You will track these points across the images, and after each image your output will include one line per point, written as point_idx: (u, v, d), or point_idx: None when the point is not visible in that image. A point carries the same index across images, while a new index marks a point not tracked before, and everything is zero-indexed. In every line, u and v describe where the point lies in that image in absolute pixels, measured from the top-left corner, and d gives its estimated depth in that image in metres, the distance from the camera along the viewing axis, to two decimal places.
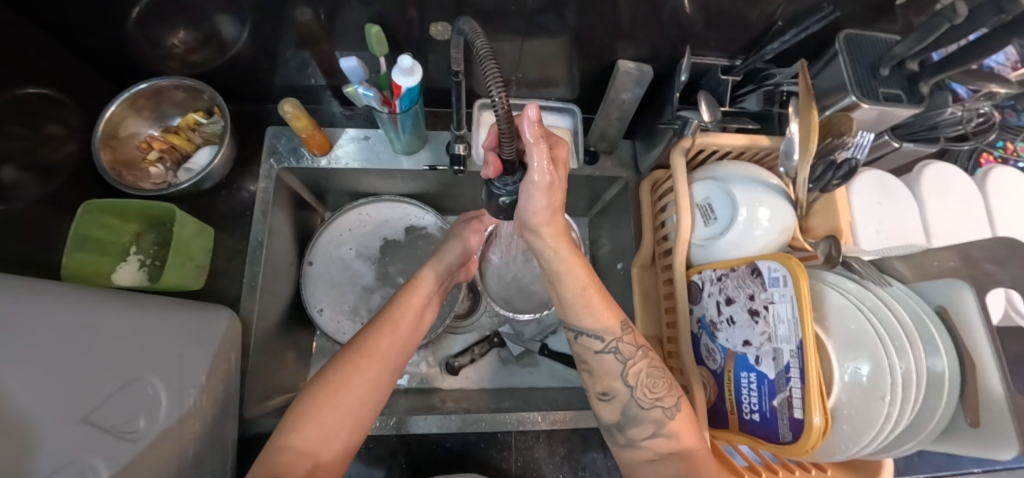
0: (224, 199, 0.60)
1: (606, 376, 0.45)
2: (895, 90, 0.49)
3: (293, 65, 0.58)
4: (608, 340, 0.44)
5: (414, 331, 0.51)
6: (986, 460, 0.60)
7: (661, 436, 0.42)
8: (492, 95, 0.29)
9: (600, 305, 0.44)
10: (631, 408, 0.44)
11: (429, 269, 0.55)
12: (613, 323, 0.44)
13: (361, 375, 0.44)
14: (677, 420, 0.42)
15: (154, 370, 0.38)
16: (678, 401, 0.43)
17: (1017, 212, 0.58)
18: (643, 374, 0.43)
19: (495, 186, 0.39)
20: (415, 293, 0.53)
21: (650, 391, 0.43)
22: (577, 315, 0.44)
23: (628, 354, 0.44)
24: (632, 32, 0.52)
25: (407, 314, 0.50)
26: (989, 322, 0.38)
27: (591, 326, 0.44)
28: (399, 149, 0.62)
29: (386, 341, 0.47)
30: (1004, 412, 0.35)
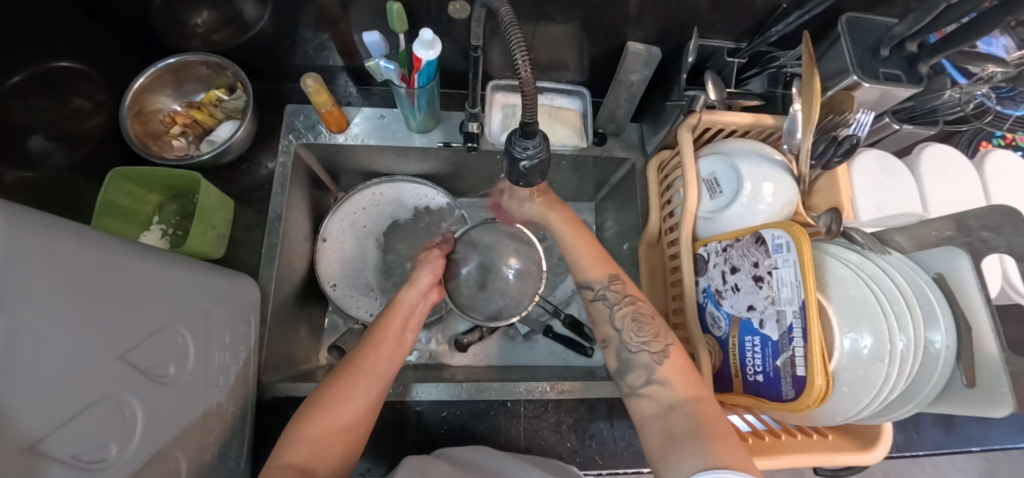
0: (243, 174, 0.62)
1: (602, 323, 0.50)
2: (895, 71, 0.51)
3: (312, 46, 0.60)
4: (597, 287, 0.51)
5: (398, 352, 0.48)
6: (984, 439, 0.62)
7: (655, 383, 0.44)
8: (518, 65, 0.31)
9: (592, 255, 0.53)
10: (624, 352, 0.47)
11: (406, 291, 0.51)
12: (606, 272, 0.52)
13: (352, 395, 0.43)
14: (668, 366, 0.44)
15: (180, 325, 0.40)
16: (667, 346, 0.45)
17: (1014, 193, 0.60)
18: (630, 316, 0.48)
19: (515, 150, 0.39)
20: (394, 317, 0.49)
21: (637, 335, 0.47)
22: (579, 269, 0.54)
23: (616, 300, 0.50)
24: (640, 16, 0.54)
25: (390, 335, 0.48)
26: (983, 286, 0.40)
27: (589, 276, 0.52)
28: (414, 127, 0.64)
29: (373, 361, 0.46)
30: (999, 369, 0.37)
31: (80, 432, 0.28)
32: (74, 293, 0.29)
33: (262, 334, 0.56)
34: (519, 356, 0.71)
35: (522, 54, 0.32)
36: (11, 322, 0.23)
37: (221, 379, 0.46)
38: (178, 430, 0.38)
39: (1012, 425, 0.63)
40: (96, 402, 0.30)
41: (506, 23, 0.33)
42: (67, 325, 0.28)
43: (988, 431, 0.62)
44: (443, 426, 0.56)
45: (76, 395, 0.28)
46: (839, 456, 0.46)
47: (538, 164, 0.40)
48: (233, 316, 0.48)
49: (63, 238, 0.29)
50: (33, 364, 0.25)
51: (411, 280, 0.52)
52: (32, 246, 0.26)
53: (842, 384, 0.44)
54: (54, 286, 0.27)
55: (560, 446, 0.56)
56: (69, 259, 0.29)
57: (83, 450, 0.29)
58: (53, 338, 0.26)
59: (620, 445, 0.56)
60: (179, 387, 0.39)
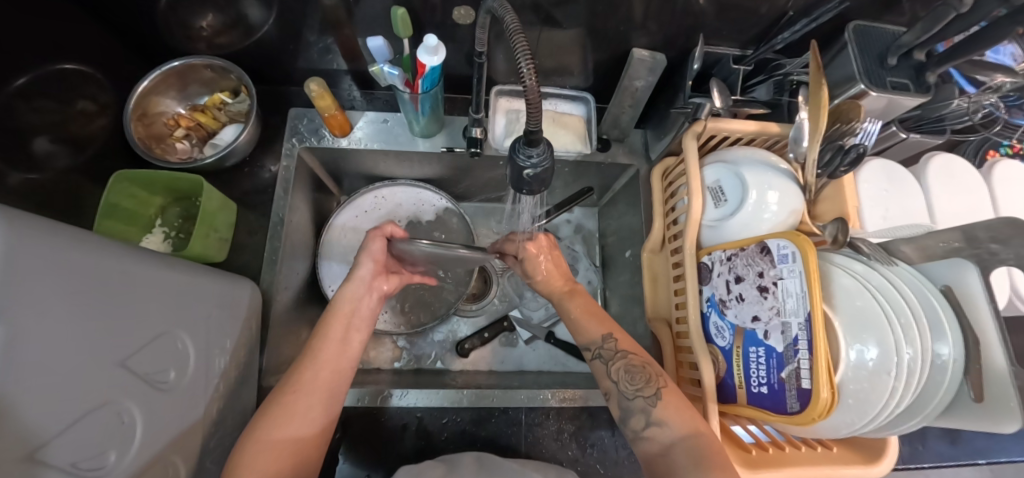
0: (247, 177, 0.62)
1: (601, 385, 0.48)
2: (903, 80, 0.51)
3: (316, 50, 0.60)
4: (592, 347, 0.50)
5: (343, 357, 0.47)
6: (990, 451, 0.61)
7: (654, 425, 0.44)
8: (522, 70, 0.32)
9: (588, 312, 0.52)
10: (622, 404, 0.46)
11: (347, 287, 0.49)
12: (602, 329, 0.50)
13: (296, 406, 0.42)
14: (665, 407, 0.44)
15: (181, 328, 0.40)
16: (662, 389, 0.45)
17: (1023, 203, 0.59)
18: (626, 372, 0.47)
19: (519, 157, 0.39)
20: (337, 320, 0.47)
21: (632, 383, 0.46)
22: (576, 331, 0.52)
23: (610, 356, 0.48)
24: (646, 22, 0.53)
25: (334, 338, 0.47)
26: (991, 297, 0.39)
27: (584, 334, 0.51)
28: (417, 132, 0.64)
29: (313, 373, 0.44)
30: (1008, 384, 0.36)
31: (78, 439, 0.28)
32: (74, 298, 0.28)
33: (263, 338, 0.56)
34: (522, 360, 0.70)
35: (527, 61, 0.32)
36: (10, 328, 0.23)
37: (221, 384, 0.46)
38: (177, 436, 0.38)
39: (1018, 438, 0.62)
40: (96, 406, 0.30)
41: (511, 30, 0.33)
42: (66, 331, 0.28)
43: (993, 444, 0.61)
44: (443, 433, 0.55)
45: (76, 401, 0.28)
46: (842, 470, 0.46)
47: (542, 172, 0.40)
48: (231, 321, 0.48)
49: (63, 244, 0.29)
50: (35, 369, 0.25)
51: (352, 276, 0.50)
52: (33, 252, 0.26)
53: (848, 396, 0.43)
54: (52, 291, 0.27)
55: (560, 454, 0.55)
56: (69, 264, 0.29)
57: (81, 458, 0.28)
58: (51, 344, 0.26)
59: (622, 454, 0.56)
60: (179, 392, 0.39)
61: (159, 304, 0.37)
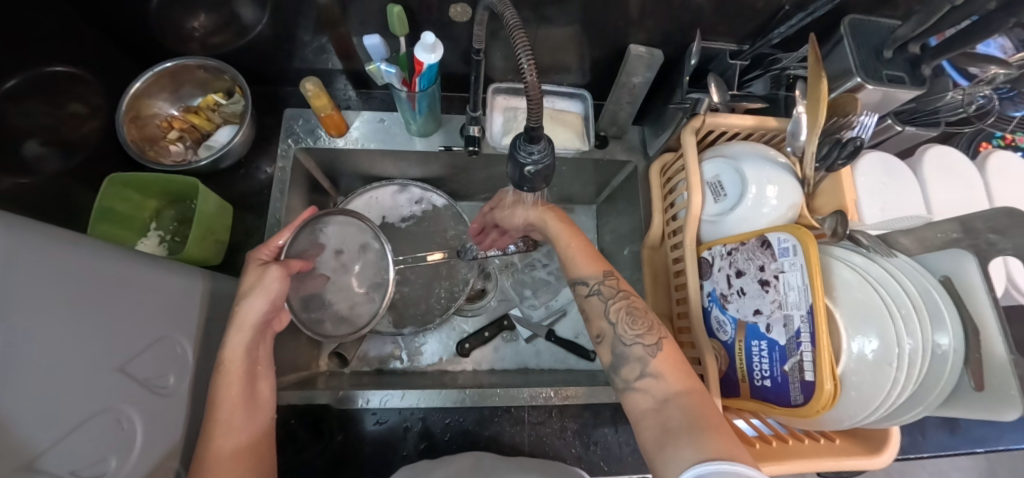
0: (242, 179, 0.62)
1: (597, 320, 0.50)
2: (898, 73, 0.51)
3: (311, 50, 0.59)
4: (592, 283, 0.51)
5: (258, 411, 0.40)
6: (989, 440, 0.62)
7: (649, 376, 0.43)
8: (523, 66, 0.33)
9: (589, 255, 0.54)
10: (618, 344, 0.47)
11: (234, 341, 0.40)
12: (602, 268, 0.52)
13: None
14: (661, 359, 0.44)
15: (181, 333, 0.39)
16: (659, 337, 0.46)
17: (1019, 194, 0.59)
18: (626, 309, 0.48)
19: (520, 154, 0.41)
20: (231, 381, 0.39)
21: (631, 328, 0.47)
22: (573, 268, 0.54)
23: (610, 295, 0.50)
24: (643, 19, 0.53)
25: (237, 399, 0.38)
26: (991, 287, 0.40)
27: (582, 273, 0.53)
28: (415, 131, 0.63)
29: (238, 431, 0.37)
30: (1008, 373, 0.37)
31: (75, 447, 0.27)
32: (70, 303, 0.28)
33: None
34: (523, 358, 0.69)
35: (528, 58, 0.33)
36: (4, 332, 0.23)
37: None
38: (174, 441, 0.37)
39: (1016, 426, 0.62)
40: (94, 413, 0.29)
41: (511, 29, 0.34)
42: (63, 335, 0.27)
43: (991, 432, 0.62)
44: (446, 433, 0.54)
45: (74, 409, 0.28)
46: (846, 461, 0.45)
47: (542, 169, 0.41)
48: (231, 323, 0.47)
49: (58, 248, 0.28)
50: (31, 375, 0.24)
51: (235, 325, 0.40)
52: (26, 257, 0.25)
53: (850, 388, 0.44)
54: (47, 295, 0.26)
55: (563, 454, 0.55)
56: (64, 269, 0.28)
57: (79, 466, 0.28)
58: (49, 350, 0.26)
59: (626, 451, 0.55)
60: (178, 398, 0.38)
61: (158, 310, 0.37)
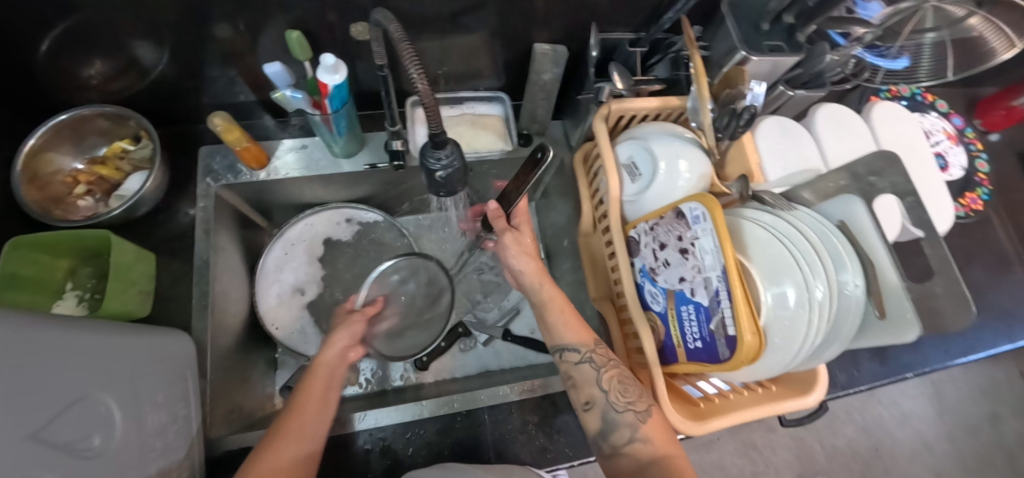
0: (163, 224, 0.59)
1: (587, 388, 0.48)
2: (777, 42, 0.55)
3: (220, 84, 0.58)
4: (583, 351, 0.48)
5: (325, 410, 0.44)
6: (917, 366, 0.67)
7: (638, 441, 0.44)
8: (414, 80, 0.34)
9: (576, 320, 0.50)
10: (609, 412, 0.46)
11: (327, 350, 0.49)
12: (587, 335, 0.49)
13: (281, 457, 0.39)
14: (650, 425, 0.45)
15: (105, 388, 0.37)
16: (651, 404, 0.46)
17: (902, 139, 0.65)
18: (617, 379, 0.47)
19: (429, 162, 0.42)
20: (314, 385, 0.45)
21: (622, 395, 0.46)
22: (558, 332, 0.50)
23: (601, 363, 0.48)
24: (544, 19, 0.56)
25: (313, 398, 0.44)
26: (878, 224, 0.44)
27: (570, 340, 0.49)
28: (339, 153, 0.62)
29: (300, 425, 0.42)
30: (903, 298, 0.41)
31: None
32: None
33: (204, 389, 0.52)
34: (483, 362, 0.70)
35: (417, 70, 0.35)
36: None
37: (160, 440, 0.42)
38: None
39: (936, 348, 0.68)
40: None
41: (398, 44, 0.36)
42: None
43: (916, 357, 0.67)
44: (409, 447, 0.54)
45: None
46: (781, 404, 0.48)
47: (453, 172, 0.42)
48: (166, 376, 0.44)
49: None
50: None
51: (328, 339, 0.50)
52: None
53: (774, 336, 0.47)
54: None
55: (528, 447, 0.55)
56: None
57: None
58: None
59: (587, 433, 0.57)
60: (112, 457, 0.36)
61: (74, 367, 0.35)
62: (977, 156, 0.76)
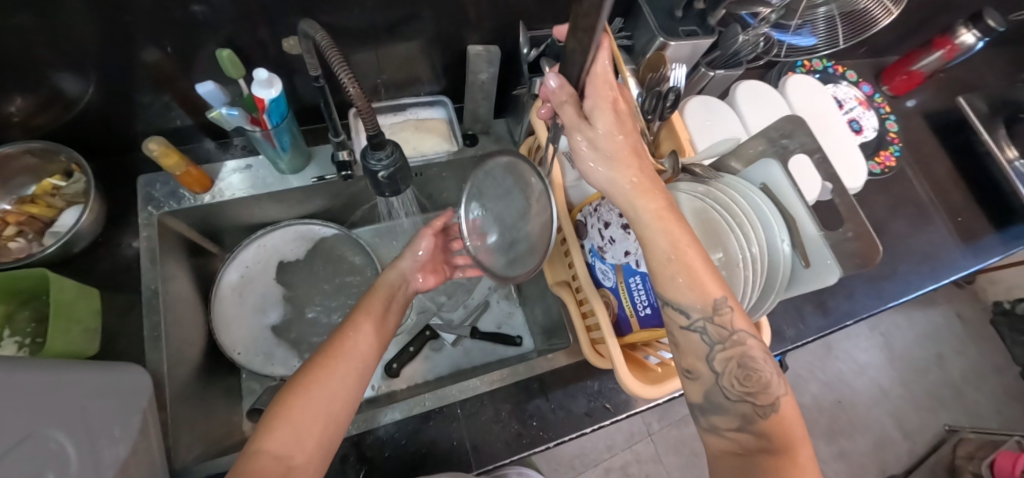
0: (104, 258, 0.58)
1: (695, 354, 0.40)
2: (691, 27, 0.60)
3: (154, 110, 0.57)
4: (696, 316, 0.39)
5: (381, 331, 0.49)
6: (856, 312, 0.72)
7: (749, 432, 0.37)
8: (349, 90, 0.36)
9: (697, 275, 0.39)
10: (715, 395, 0.39)
11: (392, 271, 0.56)
12: (710, 297, 0.38)
13: (356, 353, 0.44)
14: (773, 421, 0.36)
15: (54, 424, 0.36)
16: (777, 398, 0.37)
17: (816, 107, 0.71)
18: (740, 360, 0.38)
19: (370, 162, 0.43)
20: (375, 299, 0.52)
21: (740, 383, 0.38)
22: (667, 284, 0.40)
23: (719, 338, 0.38)
24: (473, 21, 0.58)
25: (373, 314, 0.49)
26: (795, 183, 0.48)
27: (685, 299, 0.39)
28: (285, 169, 0.62)
29: (356, 344, 0.45)
30: (823, 246, 0.45)
31: None
32: None
33: (166, 421, 0.51)
34: (454, 361, 0.70)
35: (349, 78, 0.36)
36: None
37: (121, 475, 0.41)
38: None
39: (870, 294, 0.74)
40: None
41: (326, 52, 0.37)
42: None
43: (855, 304, 0.73)
44: (384, 451, 0.54)
45: None
46: None
47: (396, 171, 0.44)
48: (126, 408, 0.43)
49: None
50: None
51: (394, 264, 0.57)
52: None
53: None
54: None
55: (504, 434, 0.56)
56: None
57: None
58: None
59: (560, 414, 0.58)
60: None
61: (15, 406, 0.33)
62: (887, 117, 0.84)
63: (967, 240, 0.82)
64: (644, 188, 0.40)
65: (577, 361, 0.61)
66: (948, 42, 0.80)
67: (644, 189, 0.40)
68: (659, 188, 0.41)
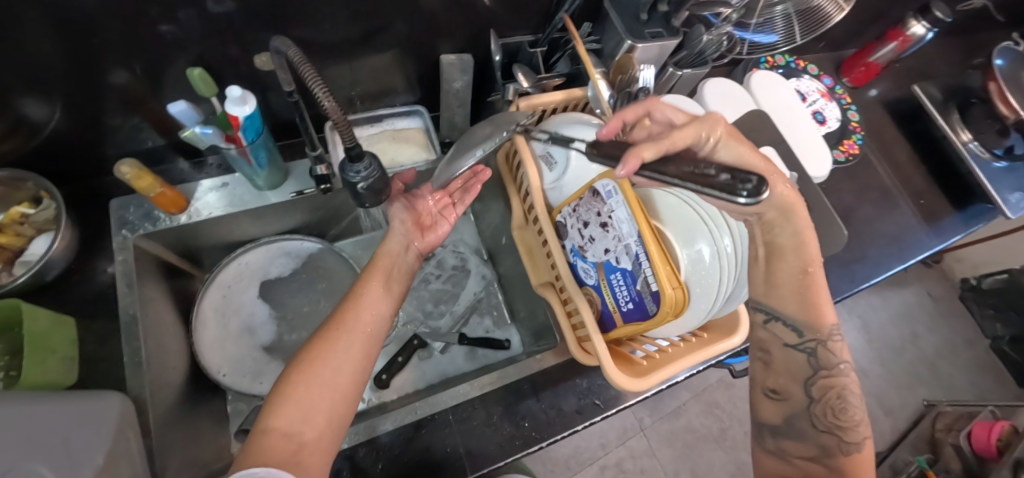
0: (78, 285, 0.56)
1: (789, 374, 0.47)
2: (657, 29, 0.62)
3: (124, 132, 0.57)
4: (807, 338, 0.46)
5: (385, 302, 0.46)
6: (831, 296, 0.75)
7: (822, 462, 0.43)
8: (323, 103, 0.36)
9: (819, 297, 0.45)
10: (801, 419, 0.45)
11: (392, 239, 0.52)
12: (824, 324, 0.45)
13: (358, 323, 0.42)
14: (856, 459, 0.42)
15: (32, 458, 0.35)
16: (862, 439, 0.43)
17: (780, 102, 0.74)
18: (836, 389, 0.44)
19: (349, 175, 0.43)
20: (378, 268, 0.48)
21: (834, 415, 0.44)
22: (780, 304, 0.46)
23: (824, 364, 0.45)
24: (445, 31, 0.59)
25: (376, 284, 0.46)
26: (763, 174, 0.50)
27: (797, 317, 0.46)
28: (262, 185, 0.62)
29: (359, 314, 0.43)
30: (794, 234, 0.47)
31: None
32: None
33: (152, 449, 0.49)
34: (443, 369, 0.70)
35: (324, 92, 0.36)
36: None
37: None
38: None
39: (843, 277, 0.77)
40: None
41: (300, 68, 0.37)
42: None
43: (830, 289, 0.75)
44: (379, 463, 0.54)
45: None
46: (715, 346, 0.52)
47: (375, 182, 0.44)
48: (111, 435, 0.42)
49: None
50: None
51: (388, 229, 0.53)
52: None
53: (695, 286, 0.51)
54: None
55: (497, 438, 0.57)
56: None
57: None
58: None
59: (551, 414, 0.59)
60: None
61: None
62: (849, 108, 0.88)
63: (931, 220, 0.86)
64: (784, 201, 0.43)
65: (565, 360, 0.62)
66: (901, 34, 0.84)
67: (786, 200, 0.43)
68: (801, 210, 0.45)
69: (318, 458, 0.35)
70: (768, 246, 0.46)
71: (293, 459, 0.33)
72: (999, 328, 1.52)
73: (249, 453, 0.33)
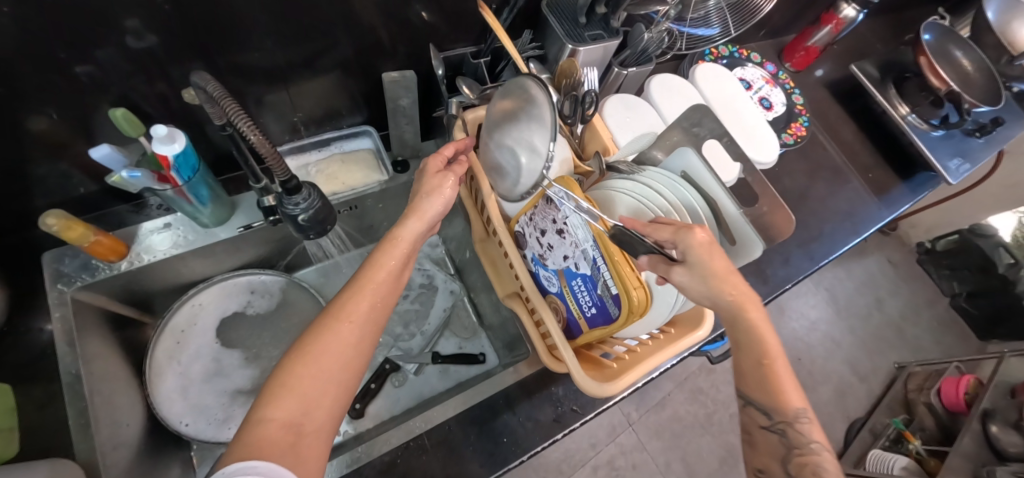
0: (12, 348, 0.53)
1: (770, 454, 0.45)
2: (597, 32, 0.62)
3: (50, 182, 0.53)
4: (774, 418, 0.43)
5: (393, 293, 0.41)
6: (793, 276, 0.77)
7: None
8: (248, 136, 0.35)
9: (782, 384, 0.43)
10: None
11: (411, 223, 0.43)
12: (790, 408, 0.43)
13: (365, 316, 0.38)
14: None
15: None
16: None
17: (724, 92, 0.76)
18: (811, 468, 0.41)
19: (288, 207, 0.42)
20: (393, 253, 0.41)
21: None
22: (750, 388, 0.45)
23: (797, 442, 0.42)
24: (385, 49, 0.58)
25: (387, 272, 0.41)
26: (708, 165, 0.49)
27: (762, 401, 0.44)
28: (208, 223, 0.60)
29: (368, 304, 0.39)
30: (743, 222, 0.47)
31: None
32: None
33: None
34: (419, 391, 0.69)
35: (246, 123, 0.35)
36: None
37: None
38: None
39: (803, 257, 0.79)
40: None
41: (219, 100, 0.35)
42: None
43: (791, 269, 0.78)
44: None
45: None
46: (683, 340, 0.53)
47: (316, 212, 0.44)
48: None
49: None
50: None
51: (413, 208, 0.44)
52: None
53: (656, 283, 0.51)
54: None
55: (476, 456, 0.56)
56: None
57: None
58: None
59: (528, 426, 0.59)
60: None
61: None
62: (792, 92, 0.91)
63: (880, 193, 0.89)
64: (735, 303, 0.41)
65: (539, 369, 0.62)
66: (834, 17, 0.87)
67: (736, 303, 0.41)
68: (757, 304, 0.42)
69: (317, 448, 0.33)
70: (737, 342, 0.44)
71: (291, 455, 0.31)
72: (957, 287, 1.60)
73: (242, 443, 0.30)
